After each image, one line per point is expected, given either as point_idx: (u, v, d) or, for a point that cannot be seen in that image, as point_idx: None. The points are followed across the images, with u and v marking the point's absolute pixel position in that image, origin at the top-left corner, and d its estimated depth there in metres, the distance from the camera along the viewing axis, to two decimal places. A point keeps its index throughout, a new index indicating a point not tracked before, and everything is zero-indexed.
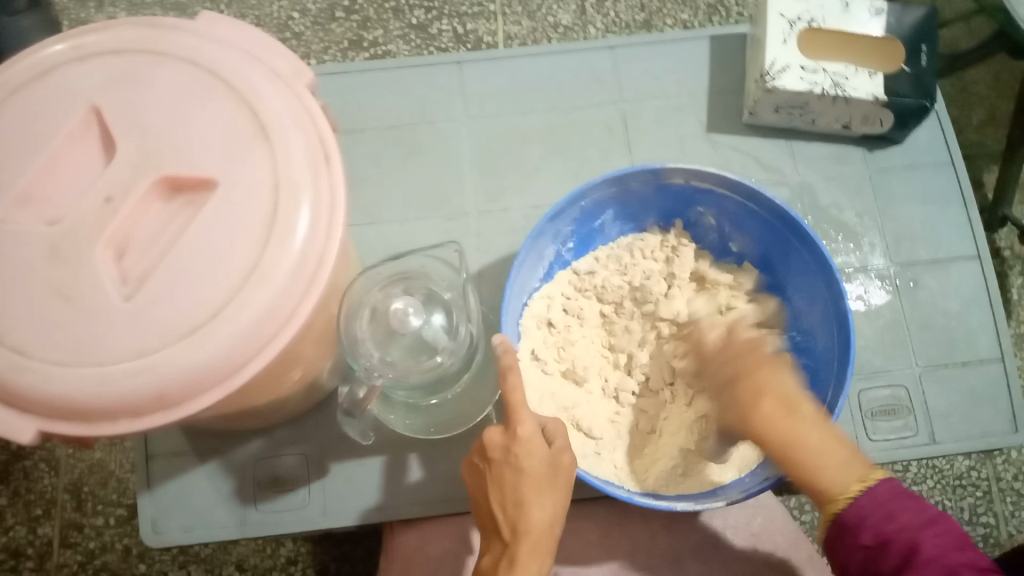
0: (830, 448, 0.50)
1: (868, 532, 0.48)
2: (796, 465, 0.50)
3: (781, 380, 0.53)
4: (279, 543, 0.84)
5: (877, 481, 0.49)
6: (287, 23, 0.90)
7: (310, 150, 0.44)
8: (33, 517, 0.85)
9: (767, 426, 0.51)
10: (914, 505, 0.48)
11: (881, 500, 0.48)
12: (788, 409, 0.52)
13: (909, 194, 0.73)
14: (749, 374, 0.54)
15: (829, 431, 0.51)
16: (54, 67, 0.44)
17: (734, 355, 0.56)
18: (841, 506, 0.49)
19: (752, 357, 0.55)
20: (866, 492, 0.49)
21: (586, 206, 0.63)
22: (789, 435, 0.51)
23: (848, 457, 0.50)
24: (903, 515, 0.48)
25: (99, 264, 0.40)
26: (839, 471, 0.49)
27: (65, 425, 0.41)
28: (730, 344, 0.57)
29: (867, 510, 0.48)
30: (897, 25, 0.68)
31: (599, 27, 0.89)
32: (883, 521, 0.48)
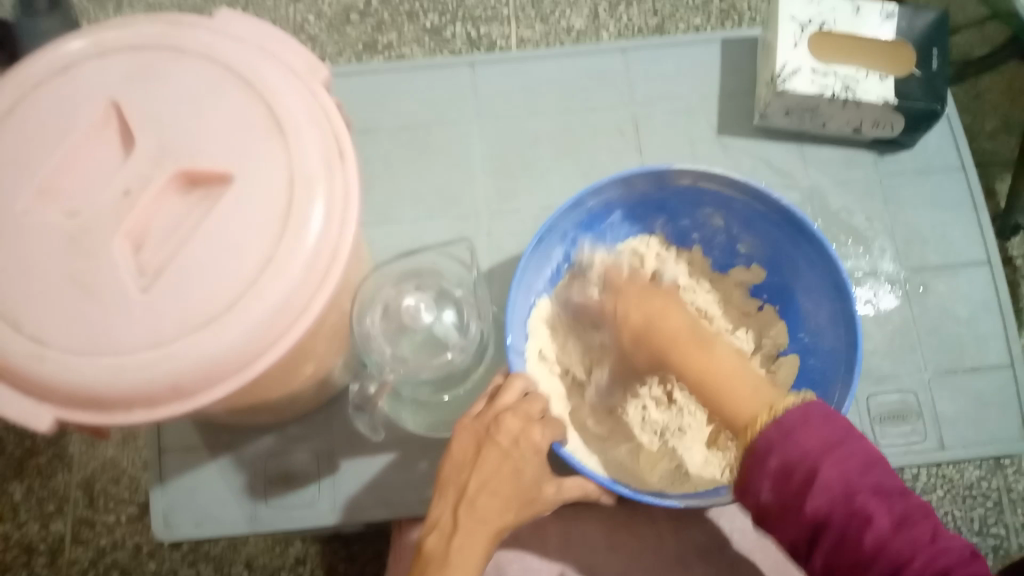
0: (737, 374, 0.49)
1: (775, 458, 0.44)
2: (714, 399, 0.49)
3: (692, 322, 0.53)
4: (288, 543, 0.85)
5: (815, 424, 0.44)
6: (303, 25, 0.91)
7: (325, 146, 0.44)
8: (45, 513, 0.86)
9: (683, 361, 0.51)
10: (823, 425, 0.44)
11: (810, 451, 0.43)
12: (695, 338, 0.51)
13: (919, 199, 0.73)
14: (658, 321, 0.53)
15: (739, 362, 0.49)
16: (75, 62, 0.45)
17: (633, 307, 0.55)
18: (781, 456, 0.44)
19: (655, 310, 0.54)
20: (808, 440, 0.43)
21: (594, 207, 0.64)
22: (701, 371, 0.49)
23: (759, 387, 0.48)
24: (808, 439, 0.43)
25: (117, 255, 0.41)
26: (745, 396, 0.47)
27: (80, 414, 0.41)
28: (633, 297, 0.56)
29: (773, 436, 0.44)
30: (908, 29, 0.68)
31: (611, 32, 0.89)
32: (788, 449, 0.44)
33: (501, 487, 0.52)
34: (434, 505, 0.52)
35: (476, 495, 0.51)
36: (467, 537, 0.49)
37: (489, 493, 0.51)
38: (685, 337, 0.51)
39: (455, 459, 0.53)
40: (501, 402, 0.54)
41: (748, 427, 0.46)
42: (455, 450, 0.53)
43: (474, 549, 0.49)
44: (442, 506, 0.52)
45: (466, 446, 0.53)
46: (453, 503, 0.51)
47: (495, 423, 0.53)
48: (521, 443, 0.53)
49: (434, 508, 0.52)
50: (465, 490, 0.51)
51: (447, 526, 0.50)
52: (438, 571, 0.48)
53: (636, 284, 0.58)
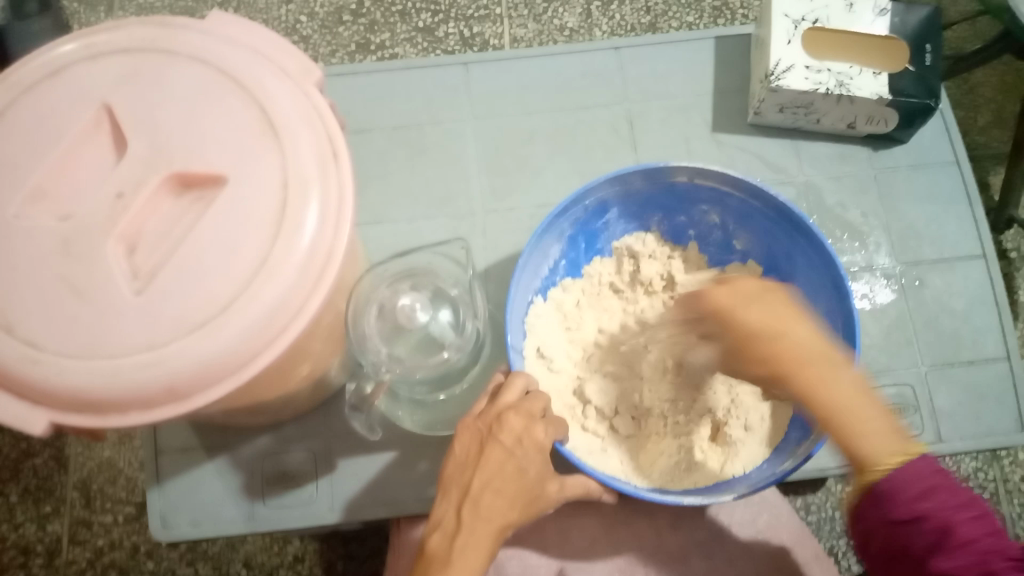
0: (865, 405, 0.48)
1: (904, 507, 0.47)
2: (839, 428, 0.48)
3: (813, 335, 0.50)
4: (286, 541, 0.85)
5: (945, 485, 0.47)
6: (296, 25, 0.90)
7: (318, 147, 0.44)
8: (42, 514, 0.86)
9: (805, 377, 0.48)
10: (949, 487, 0.47)
11: (942, 507, 0.46)
12: (822, 358, 0.49)
13: (913, 193, 0.73)
14: (780, 332, 0.50)
15: (863, 390, 0.49)
16: (67, 65, 0.45)
17: (739, 310, 0.51)
18: (908, 507, 0.47)
19: (769, 315, 0.51)
20: (932, 497, 0.47)
21: (590, 204, 0.64)
22: (831, 397, 0.48)
23: (884, 423, 0.48)
24: (943, 496, 0.47)
25: (110, 258, 0.41)
26: (880, 434, 0.47)
27: (75, 417, 0.41)
28: (742, 294, 0.52)
29: (907, 484, 0.47)
30: (901, 25, 0.68)
31: (604, 30, 0.89)
32: (919, 500, 0.47)
33: (505, 485, 0.51)
34: (439, 505, 0.52)
35: (480, 493, 0.51)
36: (471, 537, 0.49)
37: (493, 491, 0.51)
38: (814, 356, 0.49)
39: (458, 459, 0.53)
40: (507, 402, 0.54)
41: (886, 462, 0.47)
42: (460, 450, 0.53)
43: (479, 548, 0.49)
44: (446, 506, 0.51)
45: (471, 446, 0.53)
46: (457, 502, 0.51)
47: (500, 422, 0.53)
48: (524, 442, 0.53)
49: (439, 508, 0.52)
50: (469, 489, 0.51)
51: (451, 526, 0.50)
52: (440, 568, 0.47)
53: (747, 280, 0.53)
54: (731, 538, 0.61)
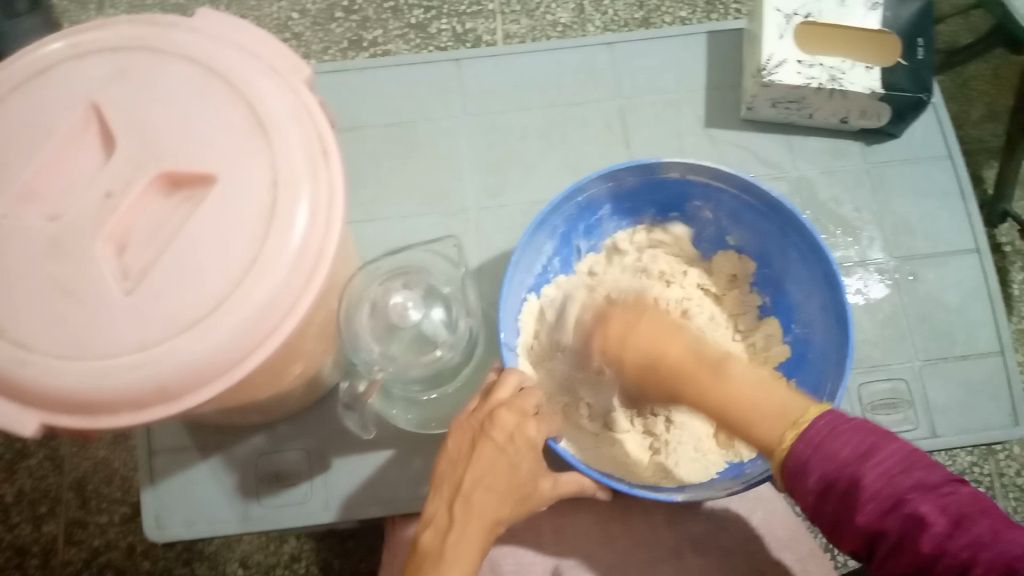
0: (761, 400, 0.47)
1: (812, 476, 0.44)
2: (739, 423, 0.48)
3: (692, 346, 0.52)
4: (283, 540, 0.85)
5: (844, 434, 0.44)
6: (288, 23, 0.90)
7: (308, 145, 0.44)
8: (37, 515, 0.86)
9: (690, 391, 0.50)
10: (852, 432, 0.44)
11: (842, 462, 0.43)
12: (709, 366, 0.50)
13: (907, 188, 0.73)
14: (660, 353, 0.52)
15: (759, 381, 0.49)
16: (54, 64, 0.45)
17: (631, 335, 0.54)
18: (818, 472, 0.44)
19: (655, 341, 0.53)
20: (840, 450, 0.43)
21: (582, 201, 0.64)
22: (722, 398, 0.48)
23: (781, 403, 0.47)
24: (841, 447, 0.43)
25: (100, 258, 0.41)
26: (774, 416, 0.46)
27: (66, 419, 0.41)
28: (629, 323, 0.55)
29: (805, 450, 0.44)
30: (893, 19, 0.68)
31: (598, 25, 0.89)
32: (822, 463, 0.44)
33: (496, 482, 0.51)
34: (432, 501, 0.52)
35: (472, 491, 0.51)
36: (463, 534, 0.49)
37: (484, 489, 0.51)
38: (694, 365, 0.51)
39: (451, 456, 0.53)
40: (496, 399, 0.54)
41: (777, 447, 0.46)
42: (452, 447, 0.53)
43: (470, 546, 0.49)
44: (438, 503, 0.52)
45: (463, 443, 0.53)
46: (450, 500, 0.51)
47: (490, 420, 0.52)
48: (516, 439, 0.52)
49: (431, 505, 0.52)
50: (461, 486, 0.51)
51: (444, 523, 0.50)
52: (434, 567, 0.48)
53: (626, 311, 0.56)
54: (726, 535, 0.61)
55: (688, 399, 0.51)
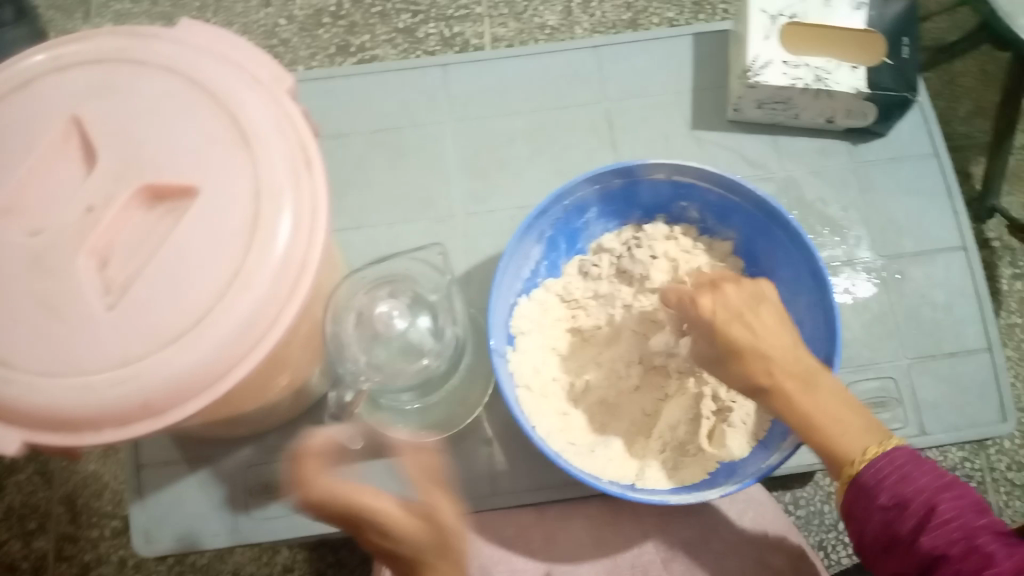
0: (848, 418, 0.49)
1: (885, 492, 0.47)
2: (818, 435, 0.49)
3: (796, 348, 0.51)
4: (275, 551, 0.84)
5: (928, 465, 0.47)
6: (274, 29, 0.90)
7: (290, 155, 0.44)
8: (28, 531, 0.85)
9: (779, 391, 0.50)
10: (934, 468, 0.47)
11: (925, 487, 0.46)
12: (802, 375, 0.50)
13: (894, 186, 0.73)
14: (767, 349, 0.50)
15: (843, 397, 0.50)
16: (33, 79, 0.44)
17: (740, 325, 0.51)
18: (895, 490, 0.46)
19: (761, 333, 0.51)
20: (922, 477, 0.46)
21: (570, 204, 0.64)
22: (810, 407, 0.49)
23: (861, 423, 0.49)
24: (923, 476, 0.46)
25: (82, 273, 0.40)
26: (854, 434, 0.49)
27: (50, 435, 0.41)
28: (738, 311, 0.52)
29: (885, 471, 0.47)
30: (878, 18, 0.68)
31: (585, 27, 0.89)
32: (899, 483, 0.46)
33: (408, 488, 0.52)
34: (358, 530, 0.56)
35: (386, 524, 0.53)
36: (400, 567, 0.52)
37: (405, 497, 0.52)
38: (791, 371, 0.50)
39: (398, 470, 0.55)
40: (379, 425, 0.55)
41: (851, 463, 0.48)
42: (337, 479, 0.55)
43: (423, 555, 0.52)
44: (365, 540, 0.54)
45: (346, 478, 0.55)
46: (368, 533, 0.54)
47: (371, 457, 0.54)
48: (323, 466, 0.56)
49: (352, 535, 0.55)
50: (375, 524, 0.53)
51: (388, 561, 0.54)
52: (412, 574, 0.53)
53: (734, 287, 0.53)
54: (718, 536, 0.61)
55: (768, 396, 0.50)
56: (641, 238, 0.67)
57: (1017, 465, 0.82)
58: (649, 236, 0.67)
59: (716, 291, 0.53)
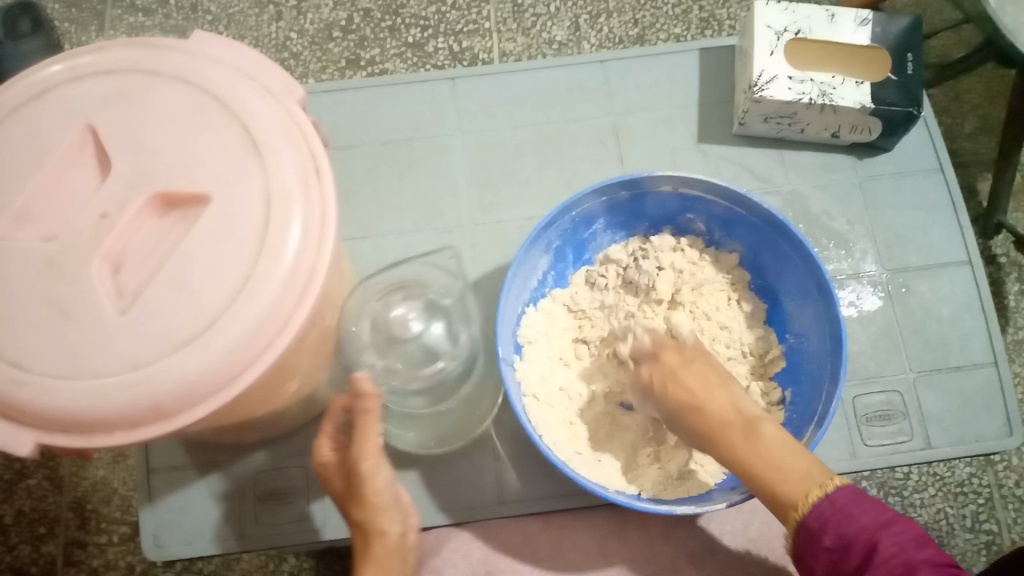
0: (790, 462, 0.48)
1: (829, 533, 0.45)
2: (761, 480, 0.49)
3: (734, 401, 0.53)
4: (282, 559, 0.81)
5: (868, 502, 0.45)
6: (286, 43, 0.91)
7: (301, 163, 0.44)
8: (37, 536, 0.83)
9: (719, 442, 0.51)
10: (876, 504, 0.46)
11: (863, 525, 0.45)
12: (739, 424, 0.51)
13: (899, 201, 0.73)
14: (701, 402, 0.53)
15: (786, 441, 0.50)
16: (50, 87, 0.45)
17: (674, 382, 0.54)
18: (836, 531, 0.45)
19: (695, 388, 0.53)
20: (862, 515, 0.45)
21: (576, 215, 0.64)
22: (749, 455, 0.49)
23: (807, 467, 0.48)
24: (863, 514, 0.45)
25: (95, 278, 0.41)
26: (795, 477, 0.48)
27: (61, 437, 0.41)
28: (671, 369, 0.55)
29: (826, 513, 0.46)
30: (883, 34, 0.68)
31: (593, 42, 0.90)
32: (842, 523, 0.45)
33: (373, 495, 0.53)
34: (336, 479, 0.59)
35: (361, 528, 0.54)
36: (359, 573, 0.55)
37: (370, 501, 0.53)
38: (727, 421, 0.51)
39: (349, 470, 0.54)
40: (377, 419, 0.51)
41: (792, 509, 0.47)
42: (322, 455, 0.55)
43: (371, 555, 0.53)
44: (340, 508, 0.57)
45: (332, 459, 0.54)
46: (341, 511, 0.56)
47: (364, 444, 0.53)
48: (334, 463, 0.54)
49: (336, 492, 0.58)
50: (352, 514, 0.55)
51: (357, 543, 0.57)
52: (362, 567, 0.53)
53: (671, 347, 0.57)
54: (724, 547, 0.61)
55: (712, 448, 0.52)
56: (648, 250, 0.67)
57: None
58: (656, 248, 0.67)
59: (654, 356, 0.57)
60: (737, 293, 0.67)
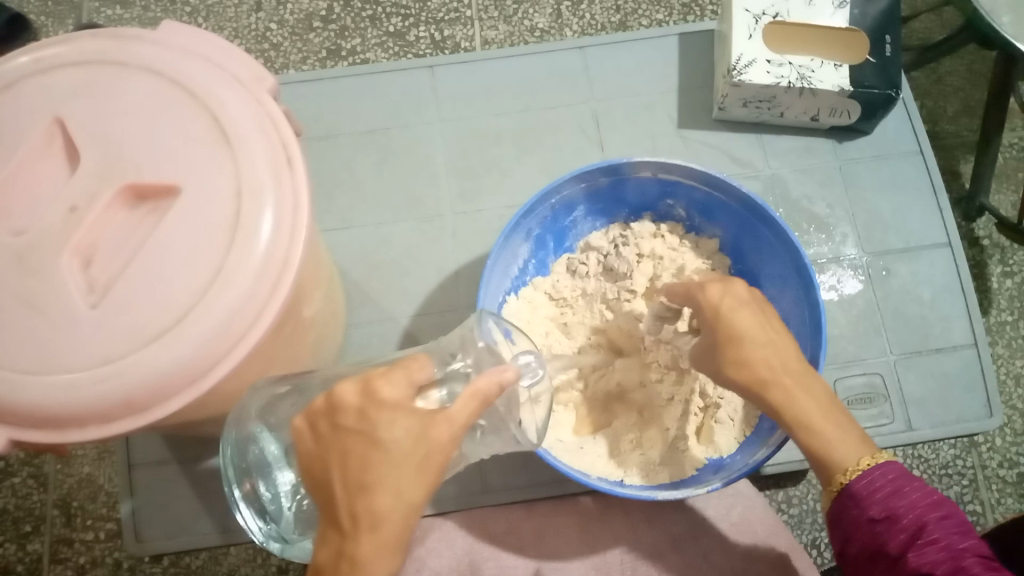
0: (841, 423, 0.48)
1: (876, 505, 0.45)
2: (817, 435, 0.47)
3: (792, 346, 0.50)
4: (270, 552, 0.79)
5: (919, 482, 0.46)
6: (266, 34, 0.90)
7: (271, 154, 0.44)
8: (22, 534, 0.82)
9: (776, 389, 0.48)
10: (926, 487, 0.46)
11: (913, 502, 0.45)
12: (798, 375, 0.49)
13: (879, 184, 0.73)
14: (765, 342, 0.49)
15: (832, 400, 0.49)
16: (16, 81, 0.44)
17: (739, 315, 0.50)
18: (884, 503, 0.45)
19: (757, 324, 0.50)
20: (912, 492, 0.45)
21: (556, 202, 0.64)
22: (808, 408, 0.48)
23: (854, 432, 0.48)
24: (914, 492, 0.45)
25: (65, 273, 0.41)
26: (851, 441, 0.47)
27: (34, 433, 0.41)
28: (742, 301, 0.51)
29: (878, 483, 0.46)
30: (861, 16, 0.68)
31: (575, 30, 0.90)
32: (892, 496, 0.45)
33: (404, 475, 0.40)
34: (303, 426, 0.43)
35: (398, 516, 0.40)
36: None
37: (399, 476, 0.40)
38: (788, 368, 0.49)
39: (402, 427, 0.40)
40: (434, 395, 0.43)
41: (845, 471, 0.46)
42: (389, 397, 0.41)
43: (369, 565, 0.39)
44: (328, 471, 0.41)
45: (403, 415, 0.41)
46: (348, 478, 0.40)
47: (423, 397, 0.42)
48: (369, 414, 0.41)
49: (309, 450, 0.42)
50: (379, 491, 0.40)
51: (334, 536, 0.40)
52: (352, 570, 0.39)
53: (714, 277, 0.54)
54: (705, 532, 0.61)
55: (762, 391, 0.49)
56: (629, 236, 0.67)
57: (1008, 462, 0.83)
58: (637, 234, 0.67)
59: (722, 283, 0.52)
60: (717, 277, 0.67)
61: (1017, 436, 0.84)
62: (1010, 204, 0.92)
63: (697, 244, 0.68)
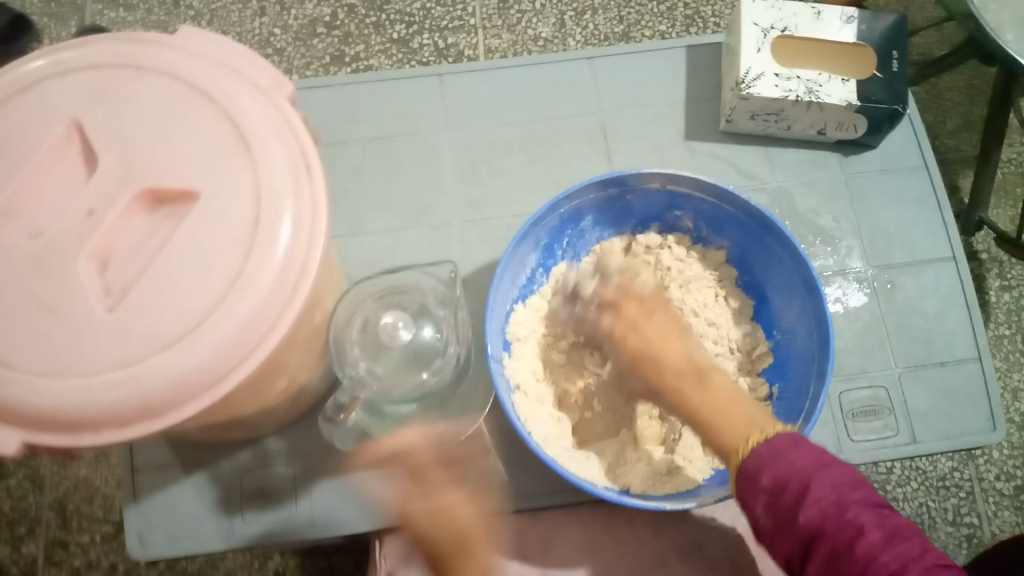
0: (732, 408, 0.49)
1: (767, 476, 0.45)
2: (707, 425, 0.49)
3: (689, 350, 0.53)
4: (267, 557, 0.81)
5: (805, 445, 0.46)
6: (270, 38, 0.90)
7: (291, 161, 0.44)
8: (16, 537, 0.81)
9: (673, 392, 0.51)
10: (812, 447, 0.46)
11: (798, 467, 0.45)
12: (690, 373, 0.51)
13: (883, 198, 0.74)
14: (658, 351, 0.52)
15: (737, 394, 0.50)
16: (35, 83, 0.44)
17: (632, 332, 0.54)
18: (774, 472, 0.45)
19: (651, 339, 0.53)
20: (799, 458, 0.45)
21: (565, 212, 0.64)
22: (697, 402, 0.50)
23: (751, 414, 0.48)
24: (800, 456, 0.45)
25: (83, 276, 0.40)
26: (739, 424, 0.48)
27: (47, 436, 0.41)
28: (632, 320, 0.54)
29: (764, 456, 0.46)
30: (868, 31, 0.69)
31: (578, 39, 0.90)
32: (778, 465, 0.45)
33: None
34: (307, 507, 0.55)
35: None
36: None
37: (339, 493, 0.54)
38: (682, 370, 0.51)
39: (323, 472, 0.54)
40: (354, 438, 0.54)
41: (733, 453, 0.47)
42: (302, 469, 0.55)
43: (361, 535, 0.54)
44: None
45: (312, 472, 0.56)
46: None
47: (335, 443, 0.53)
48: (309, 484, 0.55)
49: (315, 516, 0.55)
50: None
51: None
52: None
53: (632, 301, 0.56)
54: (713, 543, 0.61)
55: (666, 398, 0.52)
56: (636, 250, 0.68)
57: (1005, 475, 0.83)
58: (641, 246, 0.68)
59: (615, 308, 0.56)
60: (724, 290, 0.68)
61: (1013, 449, 0.84)
62: (1009, 219, 0.92)
63: (704, 254, 0.68)
